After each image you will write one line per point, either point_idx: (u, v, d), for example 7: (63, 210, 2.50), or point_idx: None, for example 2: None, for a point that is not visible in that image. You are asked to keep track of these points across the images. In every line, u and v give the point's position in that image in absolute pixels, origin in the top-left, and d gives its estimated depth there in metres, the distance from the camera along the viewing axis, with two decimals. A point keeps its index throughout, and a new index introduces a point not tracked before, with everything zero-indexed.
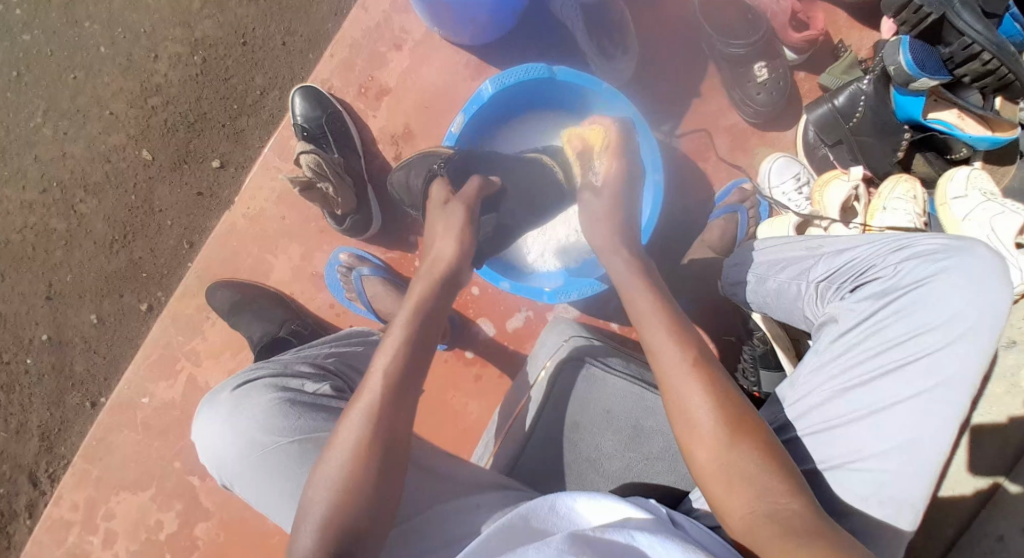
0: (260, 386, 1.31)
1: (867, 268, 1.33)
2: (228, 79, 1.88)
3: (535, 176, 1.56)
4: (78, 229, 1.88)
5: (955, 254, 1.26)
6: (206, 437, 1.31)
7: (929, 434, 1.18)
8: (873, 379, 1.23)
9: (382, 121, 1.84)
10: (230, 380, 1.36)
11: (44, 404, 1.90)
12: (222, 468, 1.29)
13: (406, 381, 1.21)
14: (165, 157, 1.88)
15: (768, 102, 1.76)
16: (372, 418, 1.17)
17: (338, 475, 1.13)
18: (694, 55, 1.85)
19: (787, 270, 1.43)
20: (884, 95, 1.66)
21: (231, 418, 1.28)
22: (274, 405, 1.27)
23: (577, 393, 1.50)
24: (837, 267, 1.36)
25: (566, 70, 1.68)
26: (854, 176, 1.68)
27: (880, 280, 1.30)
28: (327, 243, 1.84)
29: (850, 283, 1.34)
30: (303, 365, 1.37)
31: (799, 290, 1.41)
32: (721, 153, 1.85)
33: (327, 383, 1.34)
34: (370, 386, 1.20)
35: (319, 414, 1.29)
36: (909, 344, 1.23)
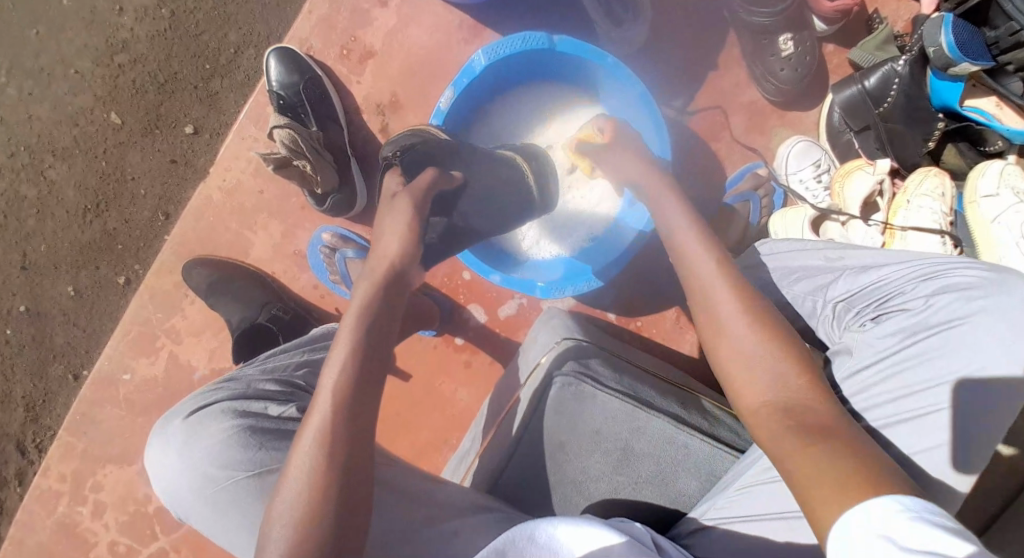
0: (216, 412, 1.22)
1: (893, 296, 1.18)
2: (199, 35, 1.71)
3: (502, 173, 1.41)
4: (49, 197, 1.78)
5: (995, 292, 1.10)
6: (159, 467, 1.22)
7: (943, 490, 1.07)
8: (889, 426, 1.11)
9: (367, 87, 1.67)
10: (185, 403, 1.28)
11: (27, 375, 1.85)
12: (178, 501, 1.22)
13: (358, 397, 1.10)
14: (134, 121, 1.74)
15: (792, 79, 1.58)
16: (323, 445, 1.05)
17: (294, 511, 1.02)
18: (715, 20, 1.65)
19: (803, 282, 1.28)
20: (920, 79, 1.49)
21: (184, 451, 1.20)
22: (231, 436, 1.19)
23: (566, 409, 1.34)
24: (859, 289, 1.21)
25: (568, 39, 1.49)
26: (880, 169, 1.53)
27: (907, 312, 1.15)
28: (308, 221, 1.72)
29: (873, 310, 1.19)
30: (267, 384, 1.28)
31: (814, 306, 1.27)
32: (738, 133, 1.68)
33: (292, 404, 1.25)
34: (320, 406, 1.09)
35: (280, 441, 1.21)
36: (933, 392, 1.10)
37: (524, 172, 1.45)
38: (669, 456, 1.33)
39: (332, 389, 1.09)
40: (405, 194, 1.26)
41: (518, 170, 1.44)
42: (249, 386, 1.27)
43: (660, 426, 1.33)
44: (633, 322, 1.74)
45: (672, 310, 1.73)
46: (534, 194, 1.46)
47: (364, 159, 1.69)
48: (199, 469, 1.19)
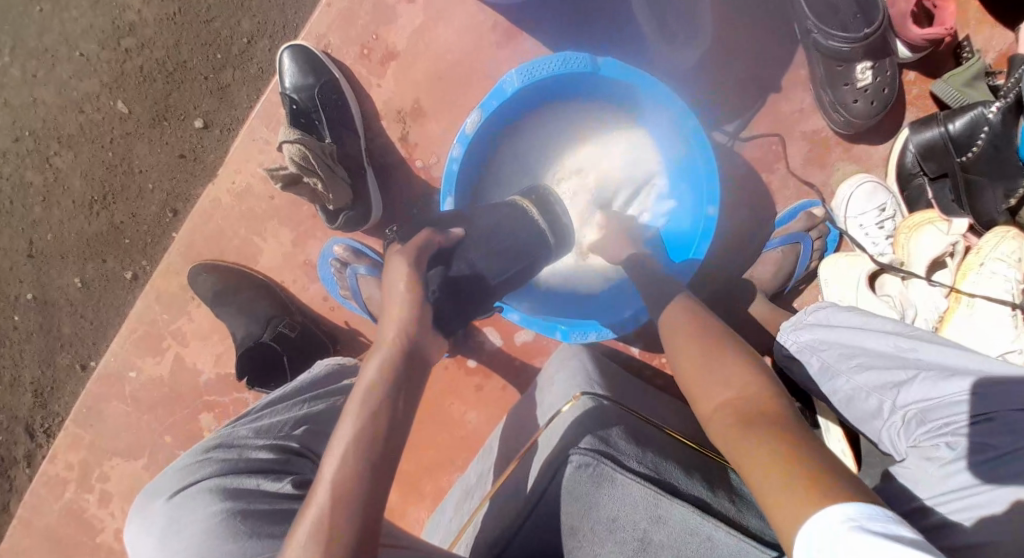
0: (205, 492, 1.14)
1: (977, 421, 1.07)
2: (210, 21, 1.57)
3: (505, 219, 1.30)
4: (55, 185, 1.69)
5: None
6: (138, 553, 1.13)
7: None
8: None
9: (388, 91, 1.52)
10: (165, 482, 1.18)
11: (35, 362, 1.81)
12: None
13: (361, 487, 1.01)
14: (142, 111, 1.62)
15: (864, 113, 1.37)
16: (322, 540, 0.96)
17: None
18: (784, 35, 1.44)
19: (870, 375, 1.19)
20: (1013, 129, 1.29)
21: (165, 540, 1.10)
22: (217, 523, 1.10)
23: (583, 492, 1.26)
24: (935, 400, 1.12)
25: (611, 62, 1.34)
26: (955, 230, 1.34)
27: (992, 445, 1.05)
28: (320, 230, 1.60)
29: (950, 431, 1.09)
30: (260, 454, 1.21)
31: (880, 405, 1.18)
32: (795, 166, 1.47)
33: (288, 482, 1.18)
34: (315, 500, 1.00)
35: (274, 524, 1.12)
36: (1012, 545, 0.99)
37: (527, 205, 1.34)
38: (688, 550, 1.24)
39: (332, 477, 1.01)
40: (398, 251, 1.17)
41: (524, 211, 1.33)
42: (239, 456, 1.20)
43: (681, 517, 1.25)
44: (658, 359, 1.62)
45: None
46: (545, 231, 1.33)
47: (381, 169, 1.56)
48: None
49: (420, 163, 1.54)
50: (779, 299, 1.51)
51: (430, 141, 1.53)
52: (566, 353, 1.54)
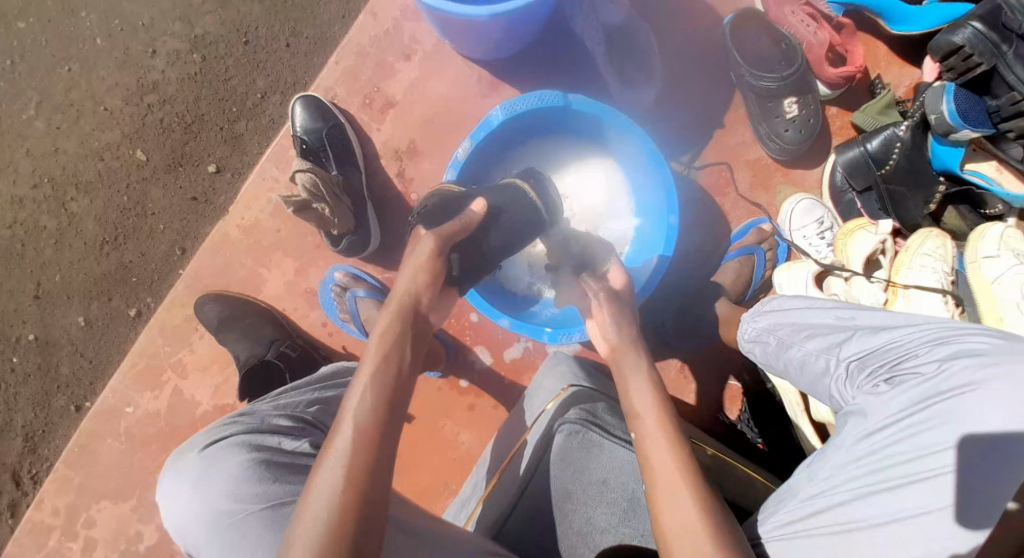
0: (233, 445, 1.24)
1: (906, 360, 1.24)
2: (228, 80, 1.78)
3: (512, 201, 1.43)
4: (69, 228, 1.81)
5: (1004, 363, 1.16)
6: (172, 500, 1.22)
7: (950, 547, 1.12)
8: (901, 485, 1.17)
9: (387, 134, 1.74)
10: (198, 438, 1.29)
11: (29, 405, 1.85)
12: (186, 539, 1.21)
13: (379, 429, 1.15)
14: (160, 158, 1.79)
15: (796, 140, 1.65)
16: (343, 466, 1.11)
17: (312, 528, 1.06)
18: (722, 83, 1.73)
19: (816, 340, 1.36)
20: (920, 143, 1.59)
21: (199, 486, 1.20)
22: (247, 469, 1.20)
23: (572, 459, 1.39)
24: (871, 349, 1.29)
25: (582, 99, 1.57)
26: (882, 230, 1.58)
27: (919, 377, 1.22)
28: (322, 260, 1.76)
29: (885, 373, 1.26)
30: (280, 420, 1.30)
31: (826, 365, 1.34)
32: (743, 190, 1.73)
33: (307, 440, 1.28)
34: (342, 431, 1.14)
35: (297, 475, 1.23)
36: (936, 456, 1.17)
37: (526, 191, 1.46)
38: None
39: (354, 415, 1.16)
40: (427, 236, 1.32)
41: (525, 193, 1.46)
42: (262, 421, 1.29)
43: None
44: None
45: (674, 360, 1.76)
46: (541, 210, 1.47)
47: (380, 202, 1.75)
48: (213, 503, 1.18)
49: (415, 195, 1.74)
50: (742, 306, 1.72)
51: (424, 176, 1.73)
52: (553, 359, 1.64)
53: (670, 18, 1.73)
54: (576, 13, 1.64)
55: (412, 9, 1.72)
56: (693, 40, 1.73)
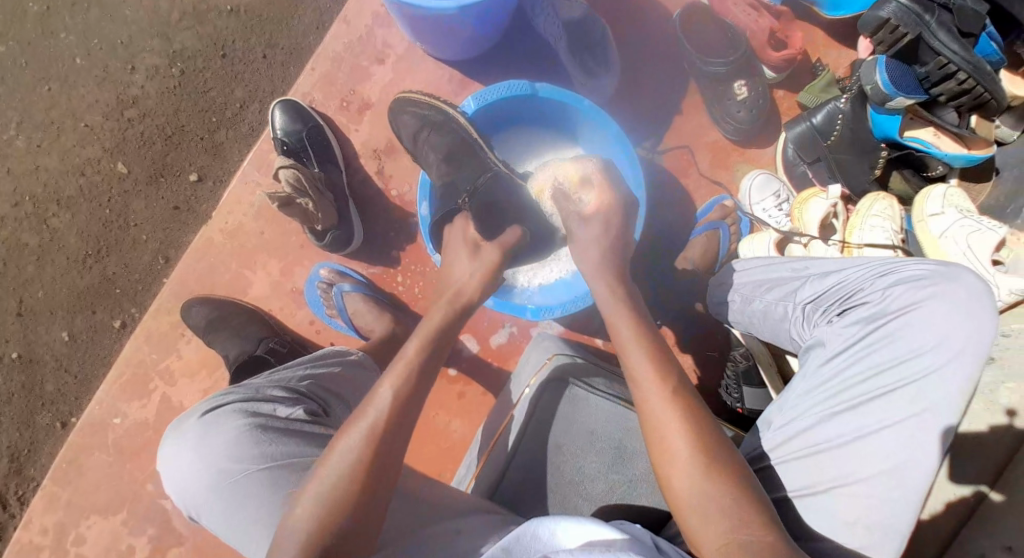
0: (230, 411, 1.34)
1: (854, 292, 1.31)
2: (207, 92, 1.85)
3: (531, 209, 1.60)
4: (50, 244, 1.84)
5: (941, 281, 1.24)
6: (176, 464, 1.34)
7: (912, 456, 1.18)
8: (861, 404, 1.22)
9: (364, 134, 1.82)
10: (200, 405, 1.40)
11: (14, 425, 1.84)
12: (190, 498, 1.32)
13: (408, 406, 1.23)
14: (141, 170, 1.84)
15: (747, 120, 1.77)
16: (372, 439, 1.18)
17: (330, 491, 1.14)
18: (676, 72, 1.86)
19: (774, 290, 1.43)
20: (861, 114, 1.70)
21: (199, 448, 1.32)
22: (242, 433, 1.31)
23: (559, 414, 1.46)
24: (823, 289, 1.35)
25: (548, 87, 1.66)
26: (832, 194, 1.70)
27: (868, 304, 1.29)
28: (307, 259, 1.80)
29: (837, 306, 1.32)
30: (275, 390, 1.39)
31: (785, 311, 1.40)
32: (704, 169, 1.86)
33: (300, 408, 1.37)
34: (376, 403, 1.22)
35: (290, 438, 1.33)
36: (890, 372, 1.23)
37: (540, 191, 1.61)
38: None
39: (391, 391, 1.23)
40: (489, 245, 1.42)
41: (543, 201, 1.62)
42: (258, 391, 1.39)
43: None
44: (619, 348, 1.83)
45: None
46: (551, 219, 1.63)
47: (361, 200, 1.81)
48: (212, 463, 1.30)
49: (395, 191, 1.81)
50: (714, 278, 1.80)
51: (403, 172, 1.81)
52: (537, 338, 1.69)
53: (626, 15, 1.86)
54: (538, 13, 1.72)
55: (383, 15, 1.81)
56: (647, 35, 1.86)
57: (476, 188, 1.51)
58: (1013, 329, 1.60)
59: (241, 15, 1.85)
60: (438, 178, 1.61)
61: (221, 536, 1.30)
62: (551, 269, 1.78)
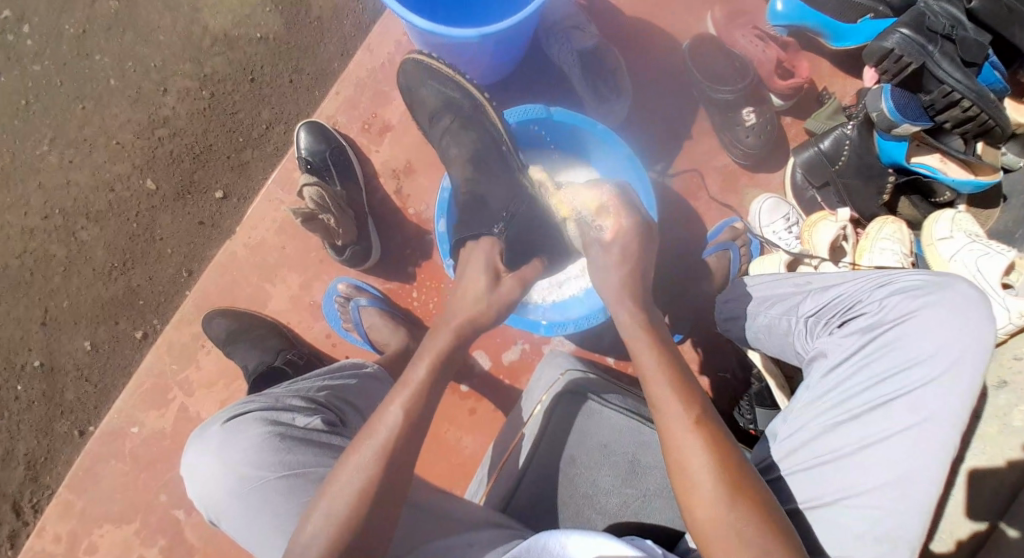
0: (252, 420, 1.36)
1: (853, 304, 1.33)
2: (235, 113, 1.93)
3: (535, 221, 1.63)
4: (78, 256, 1.92)
5: (937, 289, 1.26)
6: (196, 468, 1.36)
7: (915, 465, 1.19)
8: (863, 413, 1.24)
9: (384, 155, 1.88)
10: (221, 413, 1.41)
11: (32, 432, 1.89)
12: (209, 502, 1.35)
13: (421, 425, 1.24)
14: (169, 187, 1.92)
15: (756, 146, 1.82)
16: (384, 457, 1.19)
17: (341, 509, 1.16)
18: (686, 100, 1.92)
19: (778, 306, 1.45)
20: (868, 140, 1.72)
21: (221, 455, 1.34)
22: (265, 441, 1.34)
23: (573, 428, 1.46)
24: (823, 302, 1.37)
25: (562, 110, 1.72)
26: (841, 217, 1.73)
27: (866, 315, 1.31)
28: (325, 273, 1.85)
29: (837, 319, 1.34)
30: (294, 399, 1.42)
31: (789, 325, 1.42)
32: (714, 193, 1.90)
33: (318, 417, 1.39)
34: (385, 421, 1.22)
35: (309, 448, 1.35)
36: (890, 381, 1.24)
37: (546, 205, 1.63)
38: None
39: (401, 408, 1.23)
40: (510, 276, 1.39)
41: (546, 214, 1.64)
42: (277, 400, 1.41)
43: None
44: (630, 366, 1.85)
45: None
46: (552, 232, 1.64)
47: (380, 217, 1.86)
48: (234, 470, 1.33)
49: (412, 210, 1.86)
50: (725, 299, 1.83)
51: (420, 191, 1.86)
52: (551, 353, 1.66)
53: (638, 45, 1.94)
54: (554, 42, 1.82)
55: (404, 43, 1.89)
56: (659, 64, 1.93)
57: (511, 217, 1.56)
58: None
59: (269, 41, 1.94)
60: (460, 179, 1.63)
61: (238, 541, 1.32)
62: (560, 290, 1.82)
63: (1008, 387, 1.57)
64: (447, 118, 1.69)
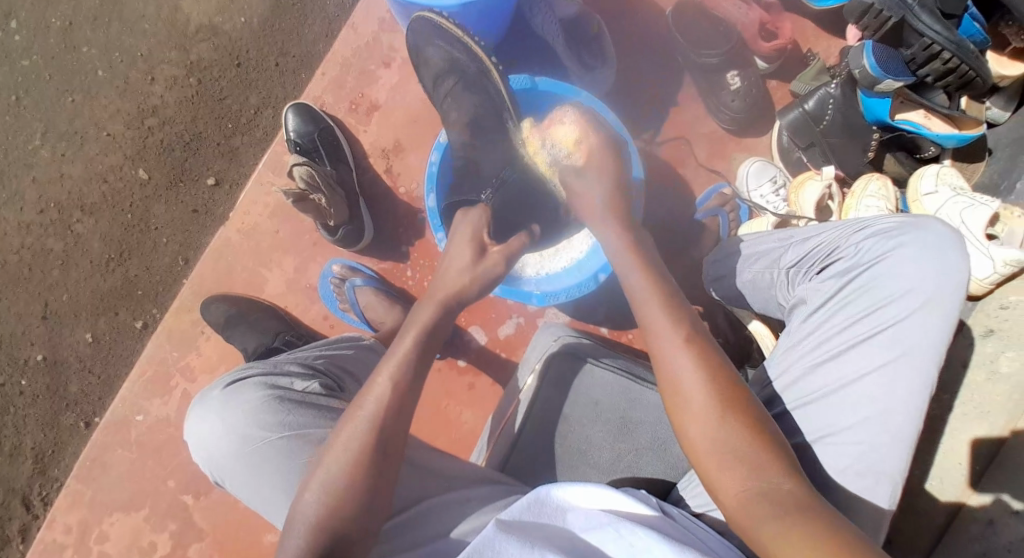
0: (251, 384, 1.40)
1: (832, 249, 1.38)
2: (223, 100, 1.94)
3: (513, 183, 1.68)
4: (75, 249, 1.93)
5: (910, 229, 1.31)
6: (200, 430, 1.40)
7: (894, 401, 1.24)
8: (841, 353, 1.29)
9: (373, 135, 1.89)
10: (223, 379, 1.46)
11: (38, 426, 1.92)
12: (214, 464, 1.38)
13: (409, 394, 1.27)
14: (161, 176, 1.93)
15: (743, 108, 1.82)
16: (372, 425, 1.23)
17: (336, 481, 1.19)
18: (672, 68, 1.93)
19: (761, 260, 1.50)
20: (851, 99, 1.75)
21: (224, 416, 1.38)
22: (263, 403, 1.37)
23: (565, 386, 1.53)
24: (804, 253, 1.42)
25: (548, 80, 1.72)
26: (827, 175, 1.74)
27: (844, 259, 1.35)
28: (320, 256, 1.86)
29: (817, 265, 1.39)
30: (292, 365, 1.46)
31: (772, 278, 1.47)
32: (701, 159, 1.92)
33: (316, 382, 1.43)
34: (375, 392, 1.26)
35: (307, 410, 1.38)
36: (867, 320, 1.29)
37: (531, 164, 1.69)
38: (665, 423, 1.47)
39: (390, 378, 1.27)
40: (496, 249, 1.45)
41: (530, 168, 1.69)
42: (276, 366, 1.45)
43: (656, 398, 1.49)
44: (625, 334, 1.87)
45: None
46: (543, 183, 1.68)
47: (371, 198, 1.88)
48: (237, 432, 1.36)
49: (404, 189, 1.88)
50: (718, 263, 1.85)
51: (410, 170, 1.87)
52: (541, 330, 1.67)
53: (621, 13, 1.94)
54: (538, 14, 1.81)
55: (388, 22, 1.88)
56: (642, 32, 1.93)
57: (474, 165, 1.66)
58: (1015, 301, 1.62)
59: (254, 25, 1.95)
60: (457, 143, 1.66)
61: (244, 501, 1.35)
62: (557, 257, 1.83)
63: (996, 335, 1.61)
64: (449, 81, 1.68)
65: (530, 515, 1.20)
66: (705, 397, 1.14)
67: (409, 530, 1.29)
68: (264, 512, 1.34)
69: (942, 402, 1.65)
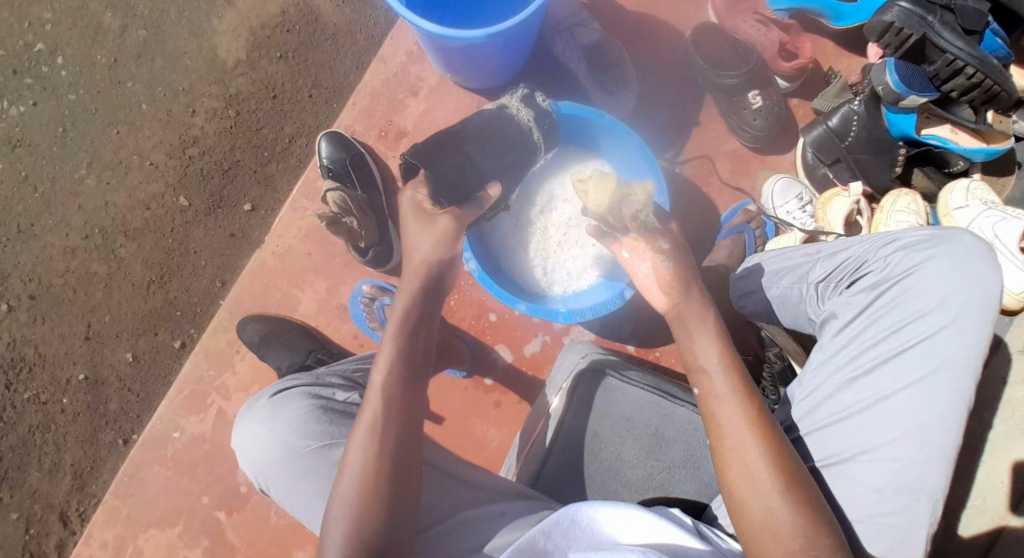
0: (297, 393, 1.45)
1: (860, 264, 1.36)
2: (260, 129, 2.02)
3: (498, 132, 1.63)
4: (117, 272, 2.01)
5: (940, 242, 1.29)
6: (246, 439, 1.43)
7: (931, 416, 1.22)
8: (875, 368, 1.27)
9: (402, 160, 1.95)
10: (267, 390, 1.50)
11: (77, 443, 1.98)
12: (259, 471, 1.41)
13: (409, 397, 1.27)
14: (201, 203, 2.01)
15: (765, 127, 1.85)
16: (375, 434, 1.23)
17: (355, 491, 1.20)
18: (692, 89, 1.96)
19: (787, 276, 1.48)
20: (876, 114, 1.74)
21: (270, 422, 1.41)
22: (309, 411, 1.41)
23: (594, 404, 1.51)
24: (832, 267, 1.39)
25: (568, 103, 1.75)
26: (854, 191, 1.71)
27: (874, 273, 1.34)
28: (351, 277, 1.91)
29: (846, 280, 1.37)
30: (333, 377, 1.51)
31: (800, 293, 1.45)
32: (725, 177, 1.94)
33: (356, 393, 1.48)
34: (370, 402, 1.26)
35: (349, 420, 1.42)
36: (900, 334, 1.27)
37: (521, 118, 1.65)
38: (698, 441, 1.46)
39: (381, 388, 1.27)
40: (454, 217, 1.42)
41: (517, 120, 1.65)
42: (316, 378, 1.50)
43: (686, 414, 1.49)
44: (651, 352, 1.88)
45: None
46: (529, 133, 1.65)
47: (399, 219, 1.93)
48: (282, 439, 1.39)
49: None
50: None
51: None
52: (567, 349, 1.67)
53: (640, 38, 1.98)
54: (559, 39, 1.87)
55: (416, 52, 1.96)
56: (662, 56, 1.98)
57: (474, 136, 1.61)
58: None
59: (289, 59, 2.04)
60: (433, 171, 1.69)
61: (288, 508, 1.38)
62: (583, 275, 1.84)
63: None
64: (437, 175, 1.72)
65: (556, 533, 1.18)
66: (744, 423, 1.16)
67: (441, 539, 1.30)
68: (304, 518, 1.37)
69: (981, 420, 1.60)
